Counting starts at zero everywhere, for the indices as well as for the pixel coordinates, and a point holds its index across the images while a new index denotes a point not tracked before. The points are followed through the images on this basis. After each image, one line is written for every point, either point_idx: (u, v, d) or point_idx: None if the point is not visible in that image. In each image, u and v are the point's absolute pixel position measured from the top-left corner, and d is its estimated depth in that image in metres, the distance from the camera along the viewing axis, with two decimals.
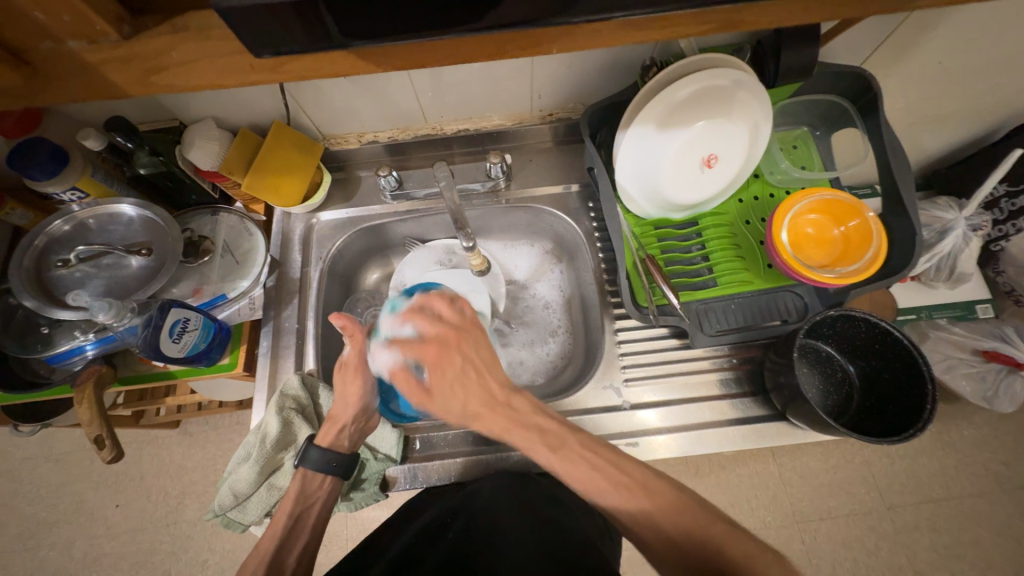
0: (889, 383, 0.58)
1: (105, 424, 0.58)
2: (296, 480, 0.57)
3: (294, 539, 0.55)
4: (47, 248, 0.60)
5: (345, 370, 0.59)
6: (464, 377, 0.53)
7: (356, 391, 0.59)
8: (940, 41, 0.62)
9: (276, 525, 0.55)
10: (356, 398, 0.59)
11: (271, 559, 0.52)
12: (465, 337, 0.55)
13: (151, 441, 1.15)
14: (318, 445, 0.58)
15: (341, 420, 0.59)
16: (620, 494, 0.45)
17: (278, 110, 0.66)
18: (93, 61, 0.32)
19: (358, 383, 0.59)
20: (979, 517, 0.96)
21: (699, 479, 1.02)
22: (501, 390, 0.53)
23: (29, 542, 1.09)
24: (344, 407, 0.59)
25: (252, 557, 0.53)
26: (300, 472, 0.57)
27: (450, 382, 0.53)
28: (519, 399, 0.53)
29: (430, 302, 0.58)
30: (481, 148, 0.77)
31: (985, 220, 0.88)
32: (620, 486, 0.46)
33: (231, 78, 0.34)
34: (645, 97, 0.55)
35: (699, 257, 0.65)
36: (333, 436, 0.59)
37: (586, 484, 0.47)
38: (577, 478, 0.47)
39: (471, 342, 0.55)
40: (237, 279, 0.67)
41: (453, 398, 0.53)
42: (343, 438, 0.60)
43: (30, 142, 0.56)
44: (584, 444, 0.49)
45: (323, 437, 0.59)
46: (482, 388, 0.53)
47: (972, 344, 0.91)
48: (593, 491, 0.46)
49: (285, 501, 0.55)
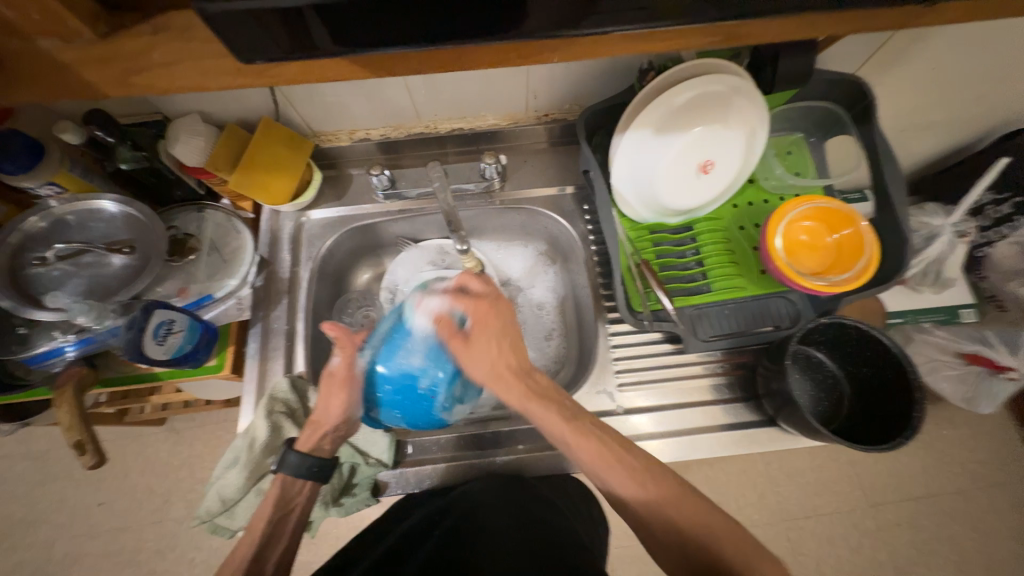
0: (877, 390, 0.59)
1: (86, 429, 0.56)
2: (276, 484, 0.54)
3: (272, 548, 0.52)
4: (24, 246, 0.58)
5: (331, 380, 0.55)
6: (499, 343, 0.53)
7: (341, 401, 0.55)
8: (933, 51, 0.62)
9: (253, 531, 0.51)
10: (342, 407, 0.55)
11: (249, 565, 0.49)
12: (504, 307, 0.55)
13: (136, 439, 1.13)
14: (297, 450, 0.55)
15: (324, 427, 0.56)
16: (621, 493, 0.45)
17: (267, 106, 0.64)
18: (69, 61, 0.31)
19: (343, 396, 0.55)
20: (957, 514, 0.98)
21: (688, 477, 1.03)
22: (526, 358, 0.53)
23: (9, 541, 1.07)
24: (328, 414, 0.56)
25: (228, 564, 0.50)
26: (279, 476, 0.54)
27: (488, 341, 0.52)
28: (539, 374, 0.53)
29: (473, 273, 0.58)
30: (475, 147, 0.76)
31: (971, 227, 0.89)
32: (621, 472, 0.46)
33: (216, 81, 0.33)
34: (643, 101, 0.54)
35: (693, 262, 0.65)
36: (313, 442, 0.56)
37: (597, 468, 0.47)
38: (587, 452, 0.47)
39: (505, 314, 0.55)
40: (223, 278, 0.65)
41: (479, 360, 0.52)
42: (325, 444, 0.57)
43: (4, 135, 0.54)
44: (596, 422, 0.49)
45: (303, 443, 0.56)
46: (514, 351, 0.53)
47: (954, 346, 0.93)
48: (601, 469, 0.46)
49: (264, 504, 0.53)
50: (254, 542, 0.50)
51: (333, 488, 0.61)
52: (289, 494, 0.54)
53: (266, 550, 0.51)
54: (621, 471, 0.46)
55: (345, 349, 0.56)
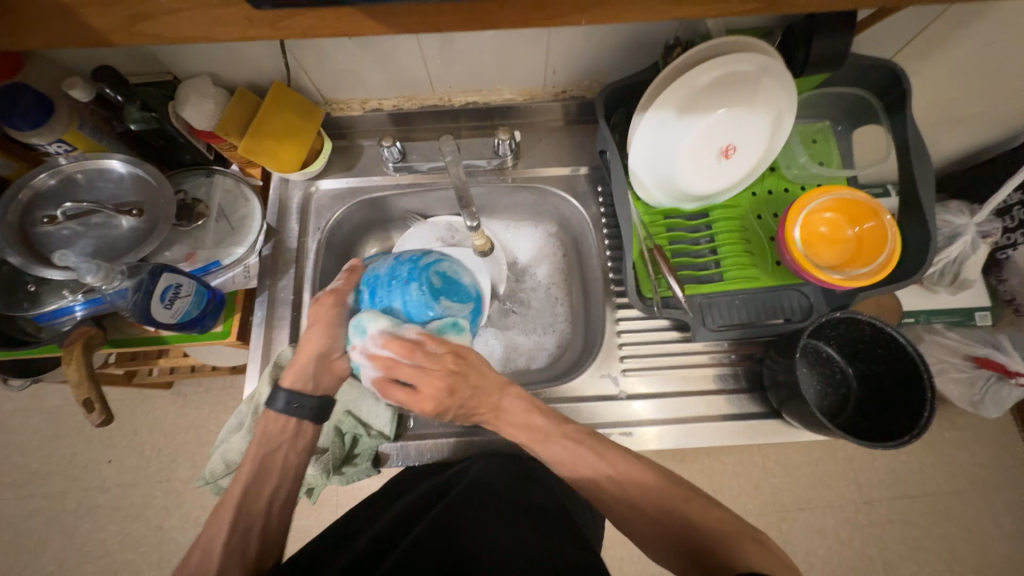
0: (886, 389, 0.58)
1: (94, 387, 0.57)
2: (262, 422, 0.55)
3: (259, 494, 0.53)
4: (33, 203, 0.58)
5: (322, 305, 0.56)
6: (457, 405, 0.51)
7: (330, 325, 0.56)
8: (976, 38, 0.59)
9: (244, 471, 0.53)
10: (324, 334, 0.56)
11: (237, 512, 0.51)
12: (458, 374, 0.51)
13: (144, 400, 1.15)
14: (283, 386, 0.56)
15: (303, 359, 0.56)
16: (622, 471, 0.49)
17: (278, 69, 0.62)
18: (74, 4, 0.29)
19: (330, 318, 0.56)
20: (951, 515, 0.98)
21: (684, 465, 1.04)
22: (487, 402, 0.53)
23: (21, 491, 1.10)
24: (314, 339, 0.56)
25: (223, 504, 0.51)
26: (266, 413, 0.55)
27: (454, 407, 0.51)
28: (509, 401, 0.53)
29: (410, 350, 0.50)
30: (490, 123, 0.74)
31: (996, 228, 0.86)
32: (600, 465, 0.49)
33: (228, 31, 0.31)
34: (666, 79, 0.52)
35: (707, 250, 0.63)
36: (294, 373, 0.56)
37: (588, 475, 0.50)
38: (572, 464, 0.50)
39: (463, 380, 0.51)
40: (231, 245, 0.65)
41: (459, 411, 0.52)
42: (309, 378, 0.57)
43: (12, 88, 0.53)
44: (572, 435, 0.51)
45: (287, 378, 0.56)
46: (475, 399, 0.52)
47: (965, 349, 0.91)
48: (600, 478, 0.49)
49: (253, 444, 0.54)
50: (241, 485, 0.52)
51: (335, 458, 0.60)
52: (277, 438, 0.55)
53: (254, 496, 0.52)
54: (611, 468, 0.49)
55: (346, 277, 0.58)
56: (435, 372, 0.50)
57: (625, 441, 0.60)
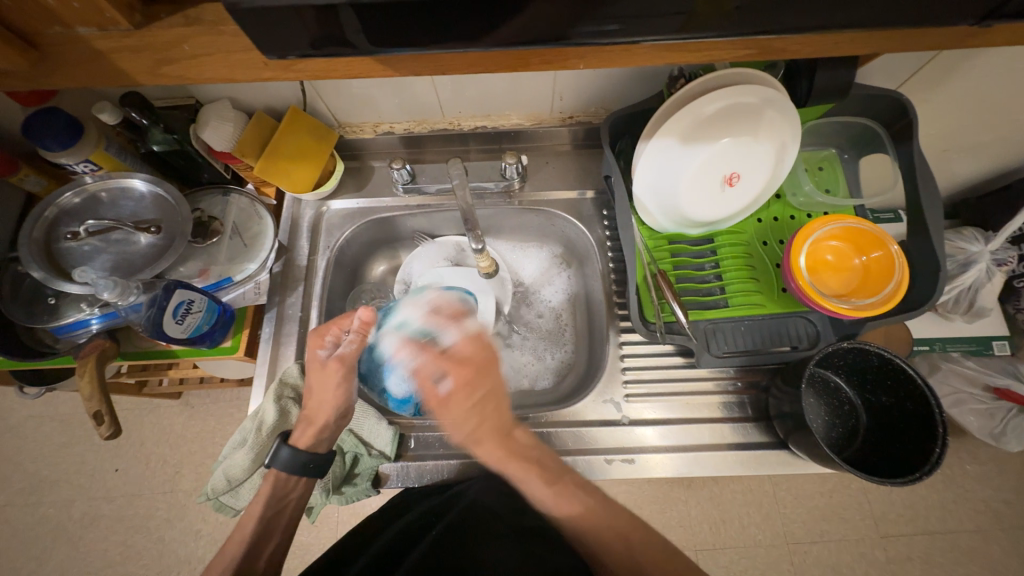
0: (897, 422, 0.56)
1: (105, 399, 0.58)
2: (268, 481, 0.53)
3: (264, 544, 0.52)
4: (58, 220, 0.60)
5: (334, 370, 0.55)
6: (480, 409, 0.48)
7: (339, 390, 0.55)
8: (982, 70, 0.59)
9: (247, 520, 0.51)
10: (335, 399, 0.55)
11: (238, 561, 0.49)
12: (489, 369, 0.49)
13: (153, 410, 1.17)
14: (294, 446, 0.54)
15: (319, 421, 0.56)
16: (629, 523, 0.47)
17: (295, 95, 0.65)
18: (104, 48, 0.31)
19: (343, 387, 0.55)
20: (973, 553, 0.94)
21: (692, 492, 1.01)
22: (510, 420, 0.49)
23: (29, 498, 1.12)
24: (323, 406, 0.55)
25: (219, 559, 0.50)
26: (272, 473, 0.53)
27: (467, 405, 0.48)
28: (519, 432, 0.50)
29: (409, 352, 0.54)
30: (498, 146, 0.76)
31: (1011, 256, 0.85)
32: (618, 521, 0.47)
33: (247, 72, 0.33)
34: (671, 108, 0.53)
35: (712, 276, 0.63)
36: (312, 437, 0.55)
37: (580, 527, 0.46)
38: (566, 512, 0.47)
39: (492, 377, 0.49)
40: (244, 262, 0.67)
41: (459, 422, 0.48)
42: (323, 440, 0.56)
43: (47, 113, 0.56)
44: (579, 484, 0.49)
45: (301, 439, 0.55)
46: (498, 412, 0.49)
47: (984, 379, 0.88)
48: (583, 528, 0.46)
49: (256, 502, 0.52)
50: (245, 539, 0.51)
51: (336, 476, 0.61)
52: (282, 492, 0.54)
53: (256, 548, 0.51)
54: (617, 536, 0.46)
55: (358, 335, 0.56)
56: (448, 373, 0.49)
57: (627, 468, 0.60)
